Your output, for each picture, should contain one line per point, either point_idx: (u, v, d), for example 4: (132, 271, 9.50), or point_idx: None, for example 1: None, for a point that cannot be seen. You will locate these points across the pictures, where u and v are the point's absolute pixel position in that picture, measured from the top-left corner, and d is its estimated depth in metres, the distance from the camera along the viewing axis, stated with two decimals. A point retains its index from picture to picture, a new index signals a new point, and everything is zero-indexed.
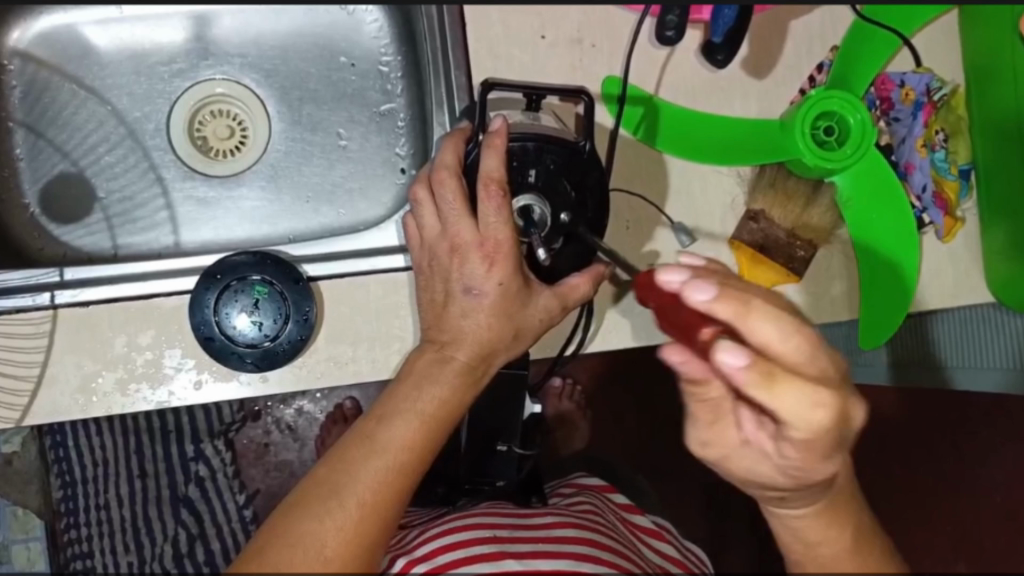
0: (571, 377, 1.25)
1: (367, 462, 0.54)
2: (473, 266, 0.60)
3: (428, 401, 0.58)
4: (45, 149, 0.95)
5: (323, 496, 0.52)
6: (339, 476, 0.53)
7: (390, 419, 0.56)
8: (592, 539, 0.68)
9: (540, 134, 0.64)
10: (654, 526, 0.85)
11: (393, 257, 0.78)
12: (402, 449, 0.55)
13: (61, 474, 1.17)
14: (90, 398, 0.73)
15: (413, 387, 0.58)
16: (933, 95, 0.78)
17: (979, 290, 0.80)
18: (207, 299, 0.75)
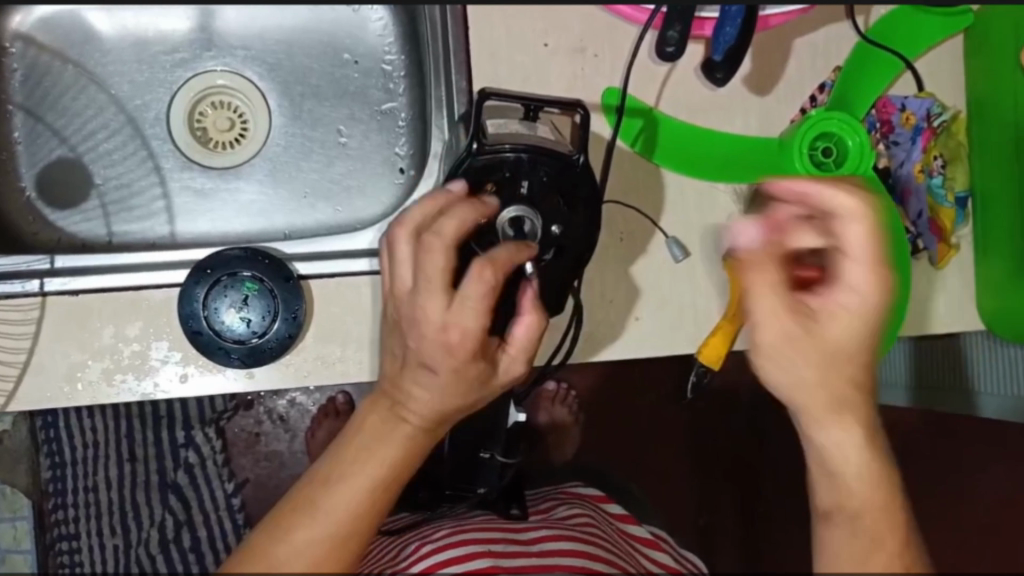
0: (567, 382, 1.23)
1: (307, 536, 0.53)
2: (433, 347, 0.54)
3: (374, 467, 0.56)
4: (43, 133, 0.94)
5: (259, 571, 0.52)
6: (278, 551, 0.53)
7: (334, 485, 0.55)
8: (585, 552, 0.70)
9: (535, 145, 0.64)
10: (649, 536, 0.86)
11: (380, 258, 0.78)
12: (342, 521, 0.54)
13: (50, 454, 1.17)
14: (76, 386, 0.73)
15: (359, 452, 0.56)
16: (933, 120, 0.78)
17: (971, 317, 0.81)
18: (197, 293, 0.75)
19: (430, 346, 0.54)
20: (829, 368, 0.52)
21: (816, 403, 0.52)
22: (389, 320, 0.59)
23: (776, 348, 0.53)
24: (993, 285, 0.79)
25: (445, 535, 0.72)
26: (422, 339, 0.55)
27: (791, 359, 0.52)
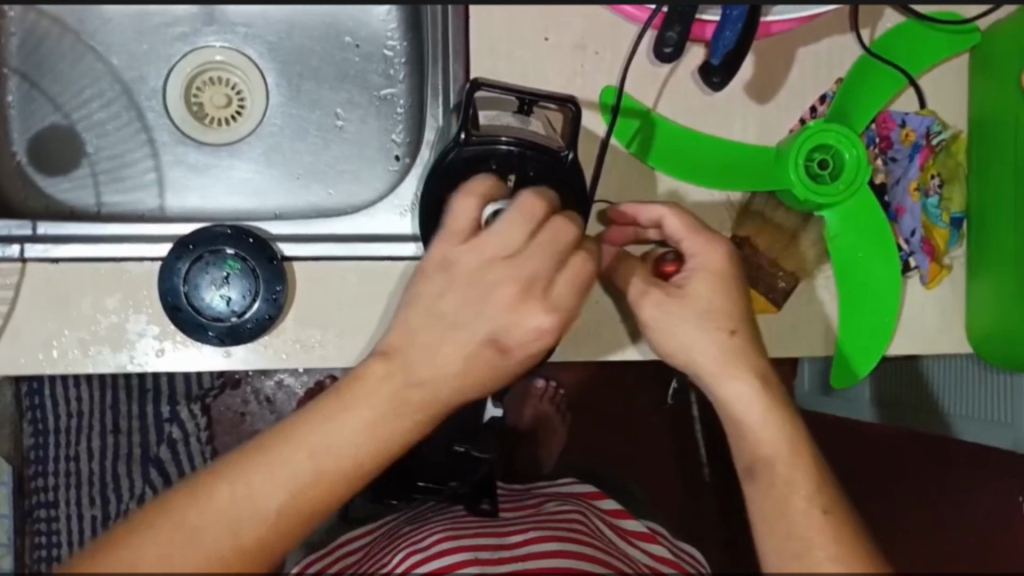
0: (555, 379, 1.27)
1: (251, 488, 0.52)
2: (532, 317, 0.56)
3: (336, 441, 0.54)
4: (37, 99, 0.94)
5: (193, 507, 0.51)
6: (217, 494, 0.51)
7: (289, 445, 0.54)
8: (574, 553, 0.66)
9: (524, 139, 0.63)
10: (647, 529, 0.84)
11: (401, 245, 0.77)
12: (293, 486, 0.53)
13: (34, 422, 1.15)
14: (51, 353, 0.73)
15: (325, 419, 0.54)
16: (933, 139, 0.77)
17: (958, 339, 0.81)
18: (178, 268, 0.74)
19: (517, 341, 0.56)
20: (705, 331, 0.64)
21: (710, 365, 0.63)
22: (441, 276, 0.57)
23: (660, 323, 0.65)
24: (983, 309, 0.78)
25: (437, 540, 0.69)
26: (508, 329, 0.56)
27: (676, 329, 0.64)
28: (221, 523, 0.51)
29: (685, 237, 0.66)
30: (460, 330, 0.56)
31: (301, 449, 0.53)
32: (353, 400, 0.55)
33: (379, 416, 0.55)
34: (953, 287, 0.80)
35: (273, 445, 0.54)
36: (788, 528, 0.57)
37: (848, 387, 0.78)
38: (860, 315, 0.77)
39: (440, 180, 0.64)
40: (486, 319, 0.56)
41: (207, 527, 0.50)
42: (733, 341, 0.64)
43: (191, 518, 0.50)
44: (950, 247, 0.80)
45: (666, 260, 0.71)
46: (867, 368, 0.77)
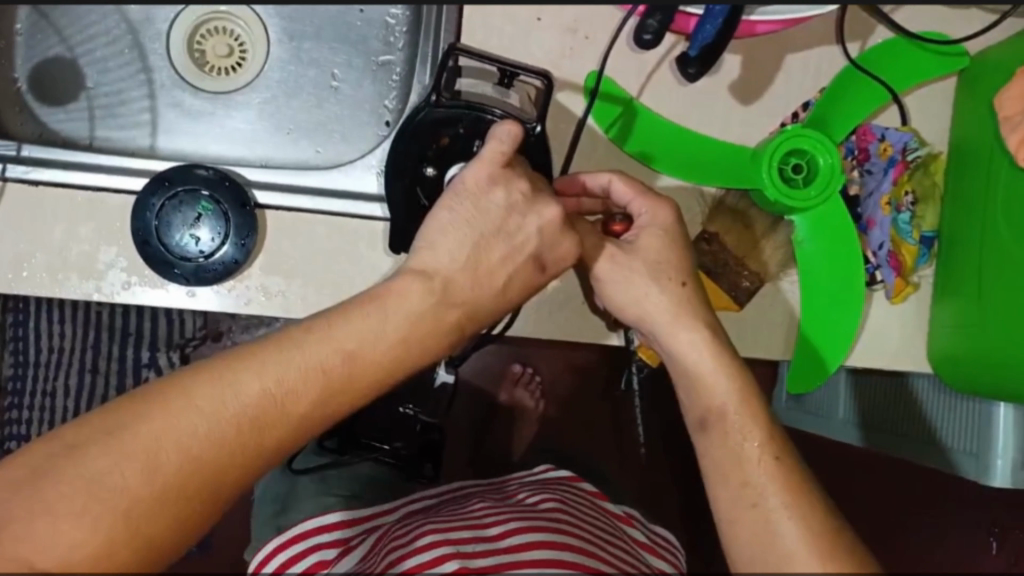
0: (533, 366, 1.28)
1: (199, 412, 0.54)
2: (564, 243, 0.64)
3: (287, 379, 0.56)
4: (45, 29, 0.95)
5: (141, 424, 0.53)
6: (167, 412, 0.53)
7: (239, 375, 0.55)
8: (560, 543, 0.63)
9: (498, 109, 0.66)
10: (624, 511, 0.81)
11: (372, 205, 0.78)
12: (253, 414, 0.55)
13: (15, 353, 1.17)
14: (19, 274, 0.75)
15: (277, 357, 0.56)
16: (909, 155, 0.76)
17: (919, 357, 0.81)
18: (151, 204, 0.75)
19: (555, 260, 0.64)
20: (657, 287, 0.67)
21: (662, 323, 0.67)
22: (487, 191, 0.62)
23: (615, 277, 0.68)
24: (944, 328, 0.78)
25: (421, 535, 0.66)
26: (547, 249, 0.63)
27: (628, 283, 0.67)
28: (165, 443, 0.52)
29: (633, 198, 0.70)
30: (505, 242, 0.62)
31: (252, 383, 0.55)
32: (309, 345, 0.57)
33: (327, 364, 0.57)
34: (917, 304, 0.81)
35: (225, 370, 0.55)
36: (743, 475, 0.60)
37: (805, 393, 0.79)
38: (824, 325, 0.77)
39: (407, 138, 0.66)
40: (534, 236, 0.62)
41: (153, 446, 0.52)
42: (684, 291, 0.68)
43: (138, 434, 0.52)
44: (918, 265, 0.80)
45: (615, 220, 0.71)
46: (823, 377, 0.77)
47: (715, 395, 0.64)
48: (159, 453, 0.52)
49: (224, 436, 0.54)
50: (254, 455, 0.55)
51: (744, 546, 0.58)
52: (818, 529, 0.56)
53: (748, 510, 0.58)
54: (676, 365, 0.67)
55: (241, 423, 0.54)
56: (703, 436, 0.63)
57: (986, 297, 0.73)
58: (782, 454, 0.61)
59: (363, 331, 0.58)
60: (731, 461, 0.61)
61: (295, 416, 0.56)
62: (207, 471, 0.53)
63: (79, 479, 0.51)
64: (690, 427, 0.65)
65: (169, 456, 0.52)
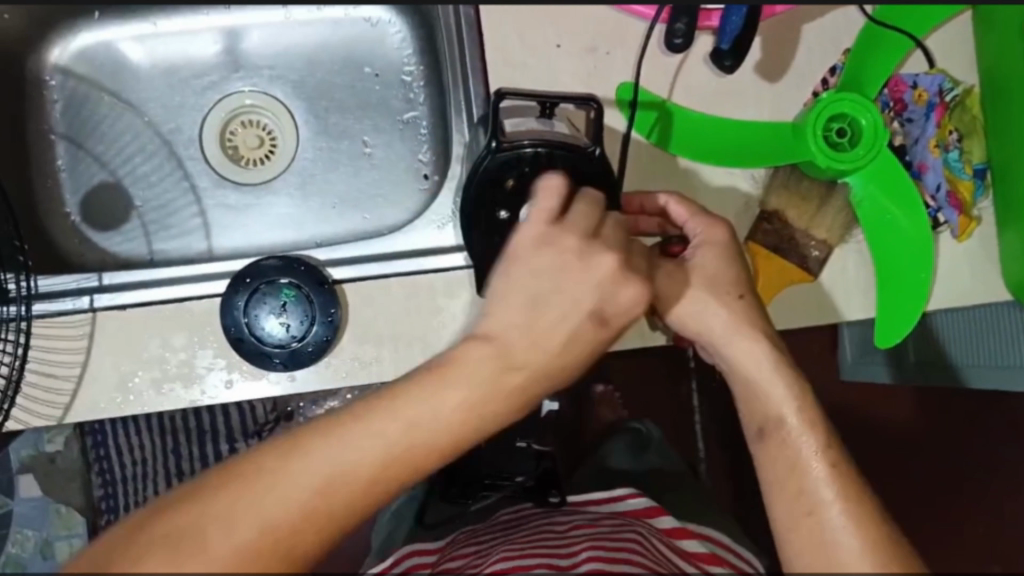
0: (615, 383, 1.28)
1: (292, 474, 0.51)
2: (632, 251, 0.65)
3: (389, 431, 0.53)
4: (84, 159, 0.99)
5: (231, 493, 0.49)
6: (276, 469, 0.51)
7: (350, 430, 0.53)
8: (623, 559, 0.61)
9: (550, 140, 0.67)
10: (710, 549, 0.71)
11: (451, 256, 0.81)
12: (355, 466, 0.52)
13: (102, 472, 1.21)
14: (127, 396, 0.78)
15: (384, 412, 0.54)
16: (946, 96, 0.78)
17: (995, 289, 0.81)
18: (237, 301, 0.79)
19: (619, 312, 0.58)
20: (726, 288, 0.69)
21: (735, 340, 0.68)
22: None
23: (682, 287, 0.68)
24: (1015, 254, 0.78)
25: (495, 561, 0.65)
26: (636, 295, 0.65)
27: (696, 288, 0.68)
28: (253, 509, 0.49)
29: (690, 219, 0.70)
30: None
31: (339, 444, 0.52)
32: (398, 391, 0.55)
33: (431, 415, 0.54)
34: (983, 237, 0.82)
35: (317, 435, 0.53)
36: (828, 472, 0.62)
37: (892, 346, 0.79)
38: (894, 273, 0.78)
39: (478, 186, 0.68)
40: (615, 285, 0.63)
41: (258, 501, 0.49)
42: (745, 304, 0.68)
43: (214, 504, 0.49)
44: (977, 198, 0.81)
45: (672, 242, 0.72)
46: (907, 327, 0.78)
47: (773, 404, 0.65)
48: (252, 519, 0.49)
49: (332, 490, 0.51)
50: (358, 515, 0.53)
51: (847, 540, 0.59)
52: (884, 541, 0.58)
53: (803, 519, 0.60)
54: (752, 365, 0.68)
55: (342, 476, 0.52)
56: (761, 446, 0.65)
57: None
58: (837, 458, 0.63)
59: (470, 382, 0.56)
60: (788, 471, 0.63)
61: (395, 469, 0.53)
62: (311, 533, 0.50)
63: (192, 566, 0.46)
64: (751, 439, 0.66)
65: (261, 516, 0.49)
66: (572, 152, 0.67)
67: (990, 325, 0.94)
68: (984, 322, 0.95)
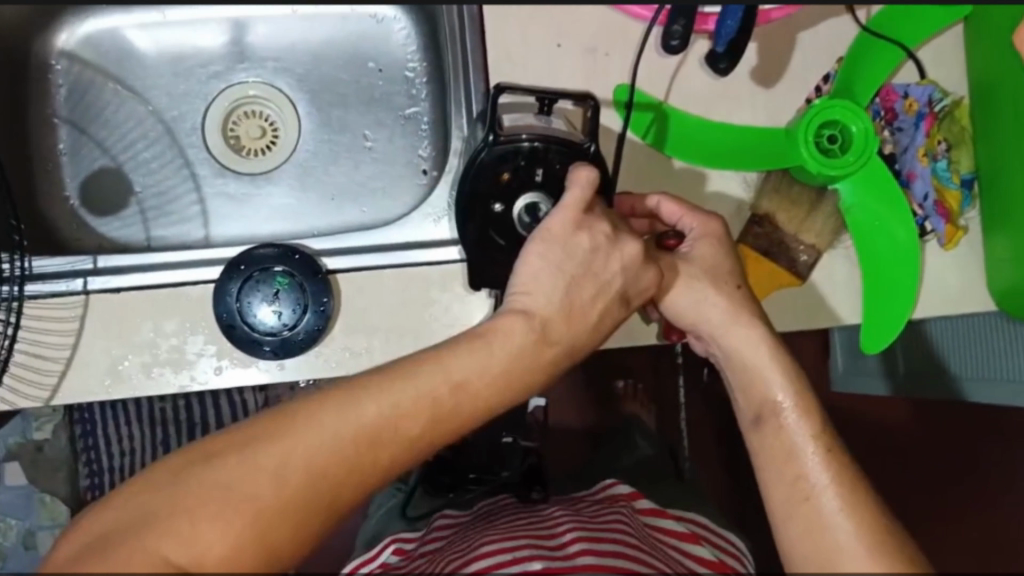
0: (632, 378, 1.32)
1: (296, 442, 0.55)
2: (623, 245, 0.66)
3: (391, 403, 0.58)
4: (86, 145, 1.00)
5: (243, 460, 0.54)
6: (293, 432, 0.55)
7: (358, 401, 0.57)
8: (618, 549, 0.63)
9: (547, 134, 0.68)
10: (688, 528, 0.75)
11: (444, 250, 0.82)
12: (363, 430, 0.56)
13: (89, 462, 1.21)
14: (116, 380, 0.80)
15: (390, 384, 0.58)
16: (935, 106, 0.80)
17: (981, 299, 0.83)
18: (230, 287, 0.80)
19: (638, 294, 0.67)
20: (716, 284, 0.70)
21: (722, 336, 0.70)
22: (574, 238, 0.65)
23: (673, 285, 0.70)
24: (1002, 263, 0.79)
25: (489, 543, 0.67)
26: (631, 285, 0.67)
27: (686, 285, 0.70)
28: (260, 474, 0.54)
29: (682, 214, 0.72)
30: (595, 285, 0.65)
31: (340, 416, 0.56)
32: (406, 366, 0.60)
33: (428, 390, 0.59)
34: (970, 247, 0.83)
35: (322, 406, 0.57)
36: (800, 467, 0.64)
37: (878, 351, 0.80)
38: (879, 279, 0.80)
39: (472, 179, 0.68)
40: (619, 273, 0.66)
41: (281, 458, 0.54)
42: (743, 293, 0.71)
43: (228, 472, 0.53)
44: (964, 208, 0.82)
45: (666, 236, 0.72)
46: (893, 332, 0.79)
47: (771, 391, 0.68)
48: (262, 488, 0.53)
49: (343, 451, 0.56)
50: (362, 482, 0.57)
51: (809, 537, 0.61)
52: (872, 521, 0.60)
53: (801, 504, 0.63)
54: (736, 360, 0.69)
55: (346, 444, 0.56)
56: (757, 433, 0.67)
57: None
58: (832, 444, 0.65)
59: (471, 363, 0.61)
60: (783, 457, 0.65)
61: (392, 437, 0.57)
62: (327, 490, 0.55)
63: (203, 530, 0.51)
64: (747, 425, 0.68)
65: (267, 481, 0.53)
66: (568, 148, 0.68)
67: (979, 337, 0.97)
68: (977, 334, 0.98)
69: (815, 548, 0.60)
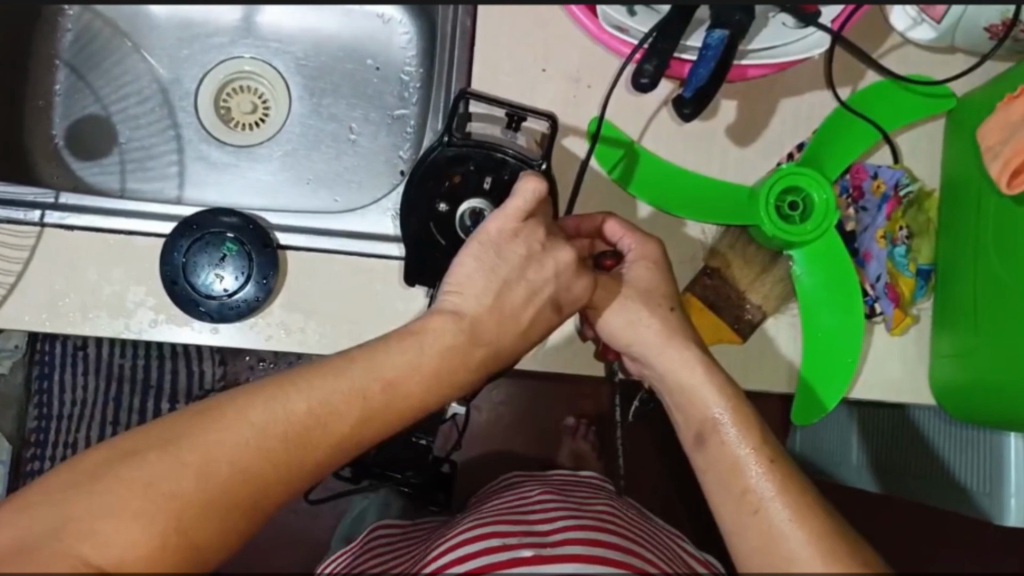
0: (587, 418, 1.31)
1: (228, 428, 0.54)
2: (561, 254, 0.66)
3: (323, 398, 0.57)
4: (82, 90, 1.02)
5: (169, 453, 0.52)
6: (222, 427, 0.54)
7: (286, 396, 0.56)
8: (603, 540, 0.63)
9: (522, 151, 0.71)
10: (668, 530, 0.76)
11: (389, 245, 0.83)
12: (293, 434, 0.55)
13: (39, 405, 1.21)
14: (52, 314, 0.81)
15: (319, 381, 0.57)
16: (901, 191, 0.80)
17: (919, 391, 0.82)
18: (179, 245, 0.82)
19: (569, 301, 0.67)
20: (651, 308, 0.69)
21: (651, 357, 0.68)
22: (510, 243, 0.65)
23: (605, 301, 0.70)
24: (945, 360, 0.79)
25: (467, 531, 0.68)
26: (562, 292, 0.67)
27: (619, 306, 0.69)
28: (196, 454, 0.52)
29: (625, 235, 0.72)
30: (529, 290, 0.65)
31: (271, 407, 0.55)
32: (348, 364, 0.59)
33: (362, 388, 0.58)
34: (917, 335, 0.82)
35: (258, 396, 0.56)
36: (746, 482, 0.60)
37: (808, 425, 0.79)
38: (828, 357, 0.79)
39: (419, 176, 0.71)
40: (551, 279, 0.66)
41: (206, 454, 0.52)
42: (672, 315, 0.69)
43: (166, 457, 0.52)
44: (916, 297, 0.82)
45: (605, 256, 0.72)
46: (822, 410, 0.78)
47: (709, 407, 0.65)
48: (197, 473, 0.52)
49: (271, 447, 0.54)
50: (285, 463, 0.55)
51: (750, 550, 0.58)
52: (825, 533, 0.56)
53: (749, 516, 0.59)
54: (668, 384, 0.68)
55: (276, 437, 0.55)
56: (700, 452, 0.64)
57: (981, 326, 0.74)
58: (776, 455, 0.62)
59: (399, 363, 0.60)
60: (728, 472, 0.61)
61: (326, 431, 0.56)
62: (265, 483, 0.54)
63: (122, 499, 0.50)
64: (689, 443, 0.65)
65: (201, 462, 0.52)
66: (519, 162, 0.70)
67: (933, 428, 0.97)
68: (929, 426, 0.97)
69: (769, 561, 0.56)
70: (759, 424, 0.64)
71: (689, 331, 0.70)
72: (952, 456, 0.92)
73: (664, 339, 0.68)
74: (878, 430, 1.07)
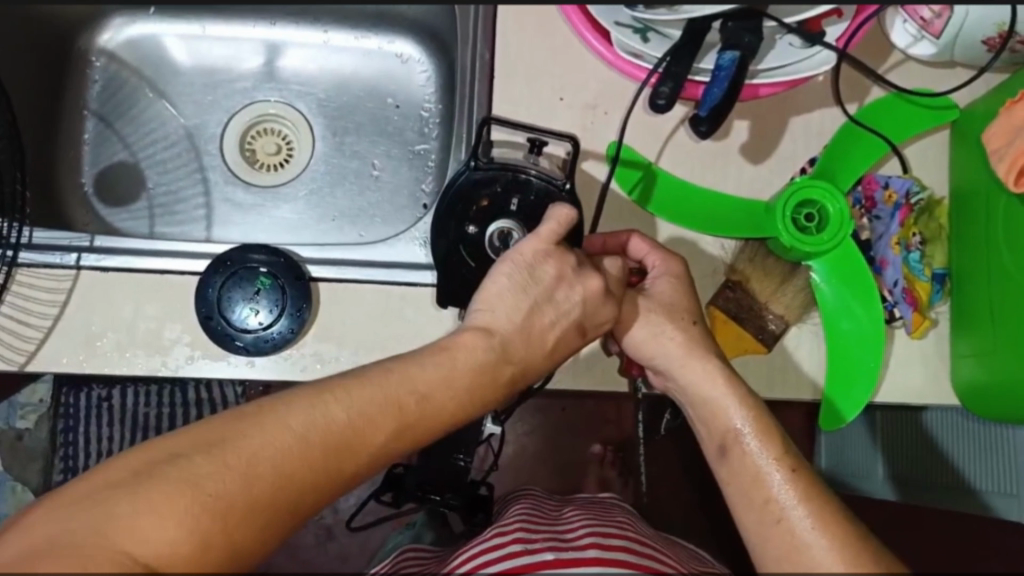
0: (610, 444, 1.33)
1: (297, 415, 0.55)
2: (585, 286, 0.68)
3: (360, 409, 0.57)
4: (110, 138, 1.05)
5: (196, 461, 0.51)
6: (244, 433, 0.54)
7: (327, 405, 0.57)
8: (623, 549, 0.64)
9: (547, 173, 0.74)
10: (690, 547, 0.76)
11: (422, 273, 0.86)
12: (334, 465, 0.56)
13: (66, 458, 1.21)
14: (91, 354, 0.83)
15: (356, 395, 0.58)
16: (912, 199, 0.83)
17: (944, 394, 0.83)
18: (213, 281, 0.84)
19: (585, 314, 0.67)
20: (672, 322, 0.71)
21: (676, 369, 0.70)
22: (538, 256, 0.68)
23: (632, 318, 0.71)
24: (964, 360, 0.80)
25: (493, 541, 0.69)
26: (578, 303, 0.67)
27: (644, 323, 0.71)
28: (259, 441, 0.53)
29: (648, 252, 0.74)
30: (554, 308, 0.67)
31: (329, 430, 0.56)
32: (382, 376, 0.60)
33: (397, 398, 0.59)
34: (937, 338, 0.84)
35: (303, 402, 0.56)
36: (767, 492, 0.62)
37: (837, 431, 0.80)
38: (848, 360, 0.80)
39: (452, 202, 0.74)
40: (579, 304, 0.68)
41: (230, 465, 0.52)
42: (695, 330, 0.71)
43: (250, 444, 0.53)
44: (934, 301, 0.84)
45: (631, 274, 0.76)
46: (851, 416, 0.80)
47: (731, 419, 0.66)
48: (276, 461, 0.53)
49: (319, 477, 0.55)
50: (333, 474, 0.56)
51: (774, 558, 0.59)
52: (847, 539, 0.58)
53: (773, 525, 0.60)
54: (691, 396, 0.69)
55: (305, 452, 0.54)
56: (724, 463, 0.66)
57: (997, 328, 0.76)
58: (798, 465, 0.64)
59: (439, 373, 0.62)
60: (751, 482, 0.63)
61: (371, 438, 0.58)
62: (307, 503, 0.55)
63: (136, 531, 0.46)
64: (712, 456, 0.67)
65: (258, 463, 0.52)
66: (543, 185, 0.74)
67: (951, 429, 0.97)
68: (947, 428, 0.97)
69: (794, 570, 0.57)
70: (779, 432, 0.66)
71: (712, 343, 0.71)
72: (973, 460, 0.92)
73: (686, 353, 0.70)
74: (899, 438, 1.07)
